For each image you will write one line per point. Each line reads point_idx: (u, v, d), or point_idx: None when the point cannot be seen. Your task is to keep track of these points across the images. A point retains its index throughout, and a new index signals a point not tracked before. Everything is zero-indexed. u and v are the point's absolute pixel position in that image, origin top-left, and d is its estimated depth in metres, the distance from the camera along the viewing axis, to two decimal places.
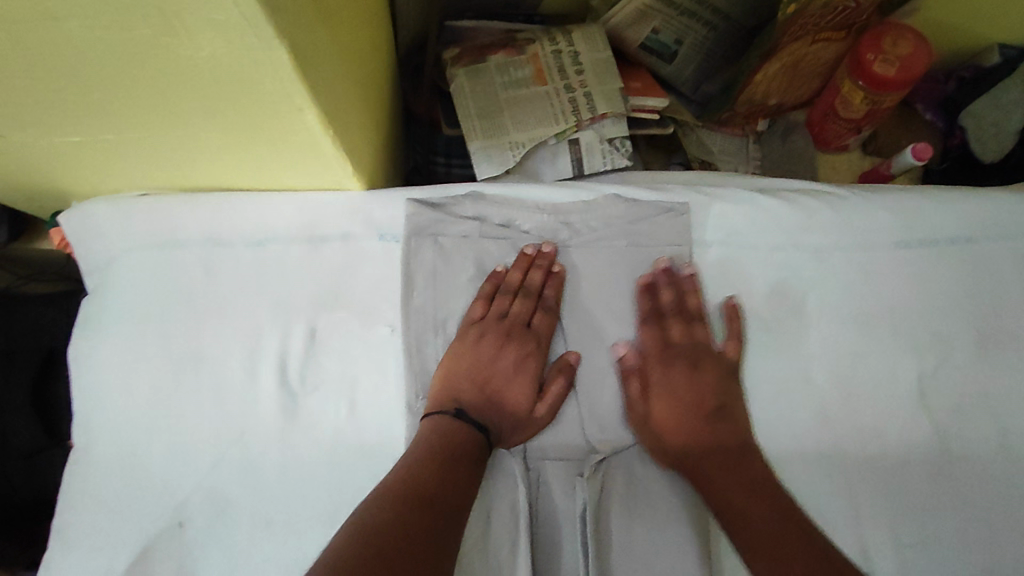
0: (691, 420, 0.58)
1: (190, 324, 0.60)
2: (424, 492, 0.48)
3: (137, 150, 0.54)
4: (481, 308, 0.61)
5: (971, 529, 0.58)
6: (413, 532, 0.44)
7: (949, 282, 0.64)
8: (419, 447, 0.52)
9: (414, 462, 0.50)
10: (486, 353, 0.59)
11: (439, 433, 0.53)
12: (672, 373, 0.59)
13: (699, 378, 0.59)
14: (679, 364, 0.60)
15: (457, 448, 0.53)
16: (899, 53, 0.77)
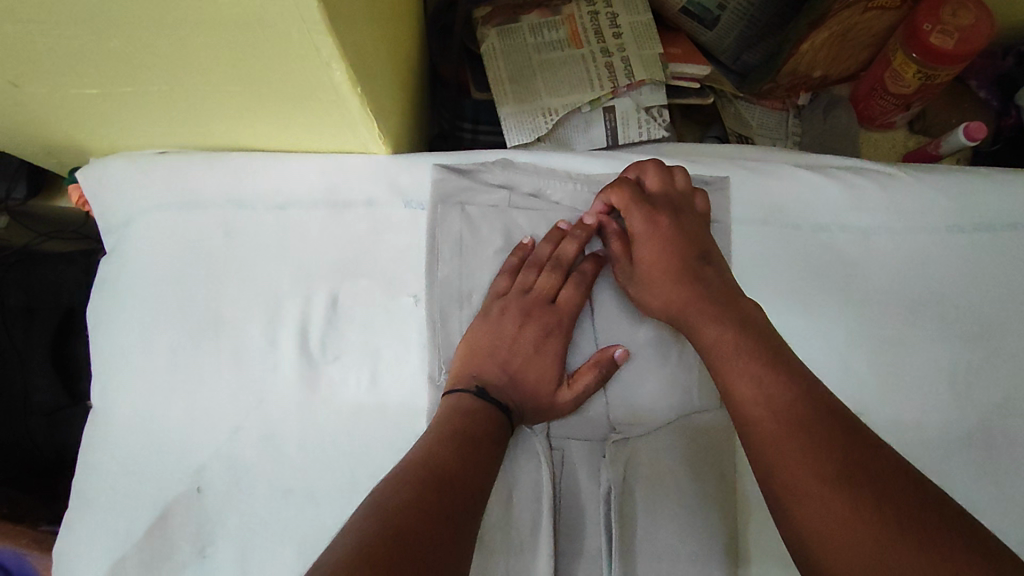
0: (672, 277, 0.54)
1: (209, 288, 0.58)
2: (447, 470, 0.46)
3: (158, 105, 0.52)
4: (505, 282, 0.58)
5: (1012, 529, 0.55)
6: (437, 511, 0.43)
7: (1004, 270, 0.60)
8: (441, 423, 0.51)
9: (436, 440, 0.49)
10: (507, 328, 0.57)
11: (463, 411, 0.52)
12: (658, 223, 0.57)
13: (679, 226, 0.57)
14: (661, 212, 0.57)
15: (479, 428, 0.51)
16: (958, 24, 0.73)
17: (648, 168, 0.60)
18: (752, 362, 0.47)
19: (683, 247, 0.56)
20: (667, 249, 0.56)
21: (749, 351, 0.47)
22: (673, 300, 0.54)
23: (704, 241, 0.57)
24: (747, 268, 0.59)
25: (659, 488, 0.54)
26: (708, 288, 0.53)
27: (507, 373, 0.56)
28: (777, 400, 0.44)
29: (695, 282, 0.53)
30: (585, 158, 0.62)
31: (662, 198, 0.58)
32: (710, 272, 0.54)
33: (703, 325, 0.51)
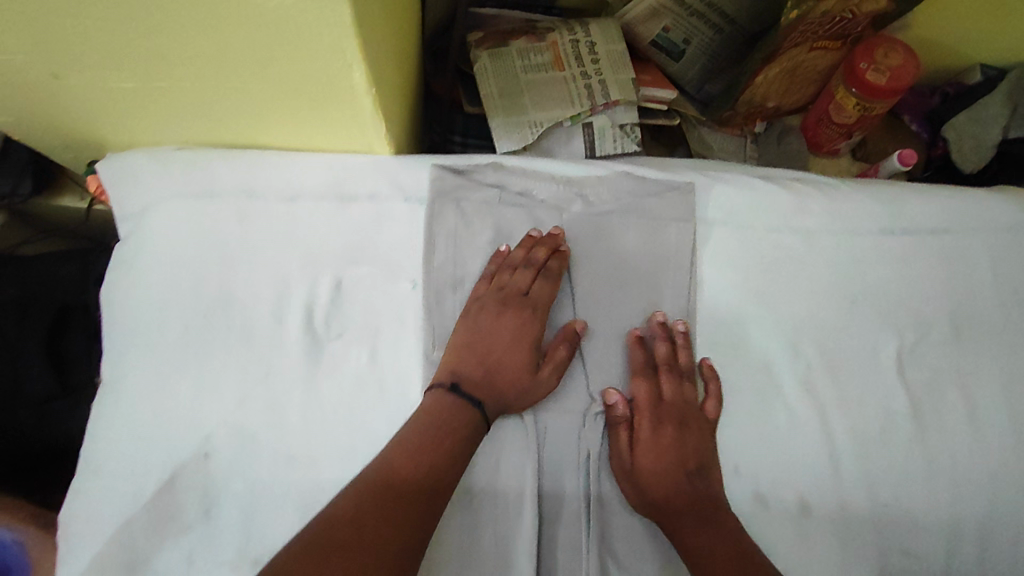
0: (666, 464, 0.59)
1: (221, 270, 0.63)
2: (408, 474, 0.52)
3: (186, 99, 0.58)
4: (484, 286, 0.64)
5: (931, 488, 0.65)
6: (398, 519, 0.49)
7: (931, 269, 0.69)
8: (410, 428, 0.55)
9: (394, 448, 0.54)
10: (488, 322, 0.62)
11: (434, 413, 0.56)
12: (658, 430, 0.61)
13: (681, 441, 0.61)
14: (665, 424, 0.61)
15: (458, 418, 0.56)
16: (889, 64, 0.84)
17: (657, 333, 0.64)
18: (716, 552, 0.55)
19: (681, 456, 0.60)
20: (661, 459, 0.59)
21: (712, 541, 0.55)
22: (655, 467, 0.59)
23: (703, 454, 0.60)
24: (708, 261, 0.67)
25: None
26: (698, 498, 0.58)
27: (484, 363, 0.61)
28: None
29: (682, 493, 0.58)
30: (567, 164, 0.69)
31: (671, 409, 0.62)
32: (690, 480, 0.59)
33: (683, 514, 0.57)
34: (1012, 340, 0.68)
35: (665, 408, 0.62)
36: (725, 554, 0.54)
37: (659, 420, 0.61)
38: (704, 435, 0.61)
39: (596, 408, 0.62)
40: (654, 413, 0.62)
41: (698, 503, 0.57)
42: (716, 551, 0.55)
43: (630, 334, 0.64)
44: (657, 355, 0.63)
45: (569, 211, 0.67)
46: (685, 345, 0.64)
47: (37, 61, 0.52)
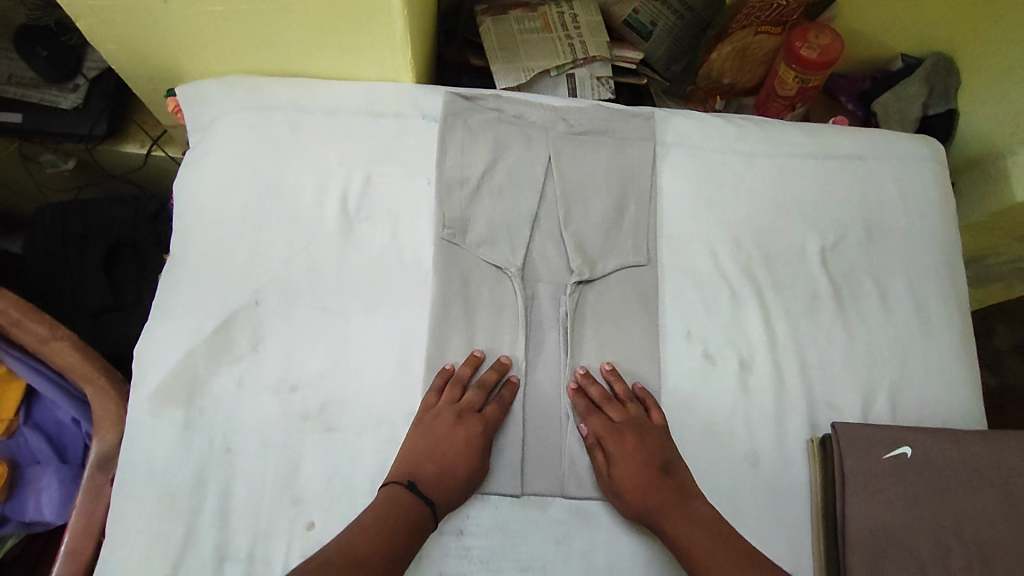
0: (639, 474, 0.67)
1: (275, 165, 0.78)
2: (427, 482, 0.65)
3: (259, 24, 0.74)
4: (446, 397, 0.69)
5: (850, 354, 0.78)
6: (416, 530, 0.62)
7: (848, 186, 0.85)
8: (359, 534, 0.60)
9: (357, 531, 0.60)
10: (441, 431, 0.67)
11: (377, 531, 0.60)
12: (621, 446, 0.69)
13: (645, 445, 0.68)
14: (626, 435, 0.69)
15: (444, 452, 0.66)
16: (820, 43, 1.02)
17: (585, 382, 0.72)
18: (704, 538, 0.63)
19: (647, 462, 0.68)
20: (636, 470, 0.67)
21: (697, 529, 0.64)
22: (631, 479, 0.67)
23: (667, 454, 0.69)
24: (668, 173, 0.83)
25: (605, 318, 0.76)
26: (668, 497, 0.66)
27: (465, 440, 0.67)
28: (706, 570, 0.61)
29: (658, 493, 0.66)
30: (554, 99, 0.86)
31: (626, 423, 0.70)
32: (658, 486, 0.66)
33: (669, 513, 0.65)
34: (916, 243, 0.84)
35: (620, 428, 0.69)
36: (712, 542, 0.63)
37: (619, 436, 0.69)
38: (661, 438, 0.69)
39: (574, 279, 0.76)
40: (613, 433, 0.69)
41: (671, 504, 0.65)
42: (702, 540, 0.63)
43: (568, 387, 0.73)
44: (593, 395, 0.72)
45: (555, 130, 0.83)
46: (616, 377, 0.73)
47: None
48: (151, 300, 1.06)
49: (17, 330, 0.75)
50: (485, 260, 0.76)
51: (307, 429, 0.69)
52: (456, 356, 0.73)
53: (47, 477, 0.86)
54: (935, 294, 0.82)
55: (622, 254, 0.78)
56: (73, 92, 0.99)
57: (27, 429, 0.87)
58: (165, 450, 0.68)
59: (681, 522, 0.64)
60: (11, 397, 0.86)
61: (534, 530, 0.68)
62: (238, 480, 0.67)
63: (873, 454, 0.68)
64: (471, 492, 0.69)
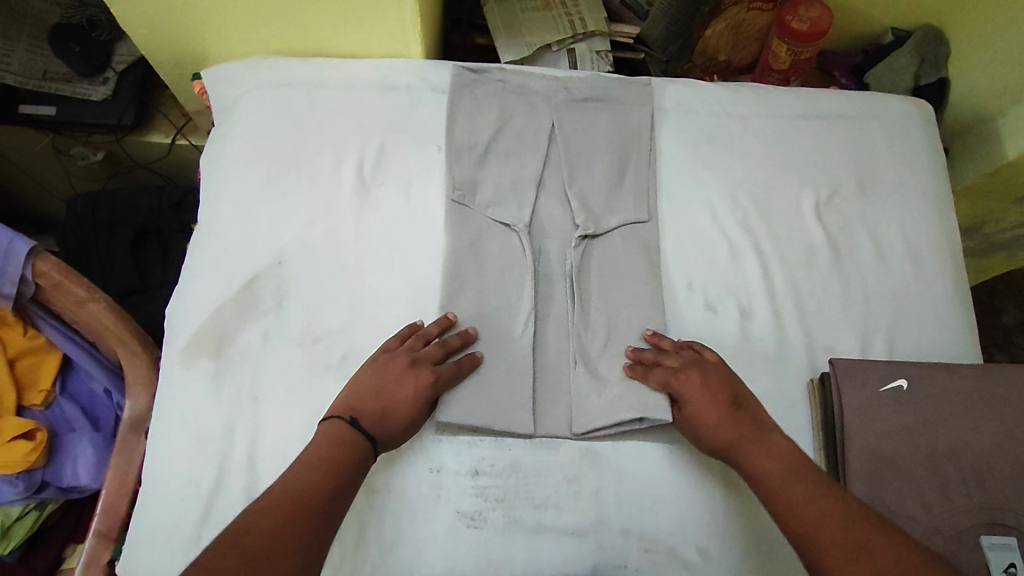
0: (710, 410, 0.66)
1: (295, 135, 0.83)
2: (368, 419, 0.64)
3: (278, 2, 0.80)
4: (395, 342, 0.70)
5: (847, 301, 0.81)
6: (337, 484, 0.58)
7: (840, 143, 0.89)
8: (305, 467, 0.59)
9: (302, 468, 0.58)
10: (394, 375, 0.67)
11: (320, 460, 0.59)
12: (687, 384, 0.68)
13: (709, 382, 0.68)
14: (688, 374, 0.69)
15: (392, 396, 0.66)
16: (809, 16, 1.06)
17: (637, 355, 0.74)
18: (787, 472, 0.60)
19: (713, 396, 0.67)
20: (706, 405, 0.67)
21: (777, 460, 0.62)
22: (709, 417, 0.66)
23: (740, 393, 0.68)
24: (664, 137, 0.87)
25: (610, 270, 0.79)
26: (739, 428, 0.65)
27: (414, 390, 0.66)
28: (776, 498, 0.59)
29: (733, 425, 0.65)
30: (556, 71, 0.91)
31: (683, 364, 0.70)
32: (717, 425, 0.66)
33: (752, 448, 0.63)
34: (909, 197, 0.87)
35: (682, 372, 0.69)
36: (802, 477, 0.59)
37: (682, 375, 0.69)
38: (727, 377, 0.69)
39: (579, 234, 0.80)
40: (677, 374, 0.69)
41: (738, 441, 0.64)
42: (788, 474, 0.60)
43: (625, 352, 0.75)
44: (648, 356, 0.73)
45: (558, 97, 0.87)
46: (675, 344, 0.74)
47: None
48: (174, 282, 1.10)
49: (57, 291, 0.80)
50: (494, 218, 0.80)
51: (329, 376, 0.73)
52: (467, 306, 0.76)
53: (82, 443, 0.89)
54: (928, 242, 0.85)
55: (624, 211, 0.82)
56: (103, 84, 1.06)
57: (64, 399, 0.91)
58: (196, 399, 0.71)
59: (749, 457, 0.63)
60: (46, 369, 0.90)
61: (546, 470, 0.70)
62: (265, 427, 0.70)
63: (870, 387, 0.71)
64: (486, 434, 0.71)
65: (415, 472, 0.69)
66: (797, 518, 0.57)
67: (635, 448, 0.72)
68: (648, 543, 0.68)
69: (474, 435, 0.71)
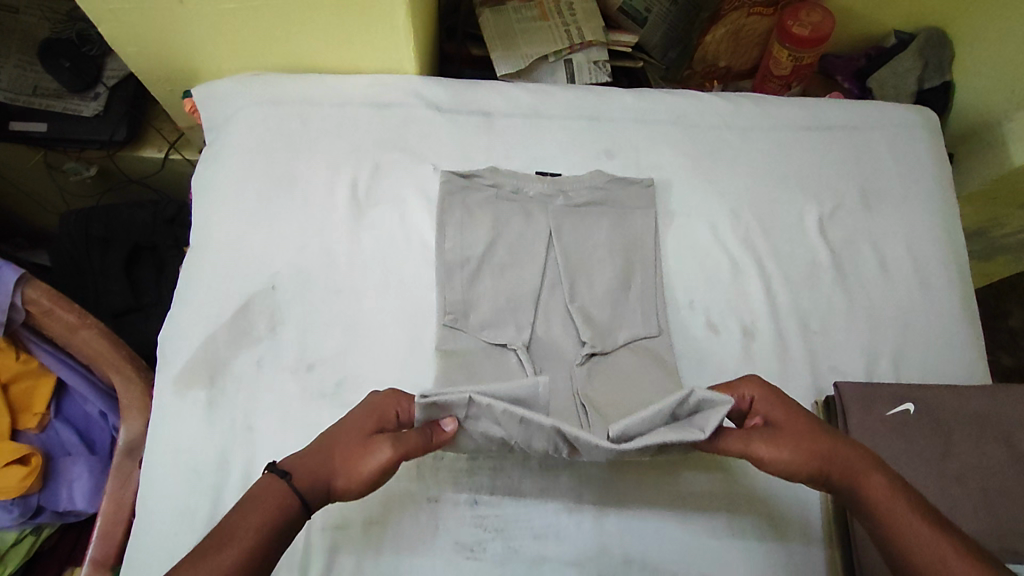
0: (810, 427, 0.60)
1: (287, 154, 0.81)
2: (306, 460, 0.58)
3: (268, 19, 0.78)
4: None
5: (852, 318, 0.80)
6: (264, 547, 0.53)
7: (843, 154, 0.87)
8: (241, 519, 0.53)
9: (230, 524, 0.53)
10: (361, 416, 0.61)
11: (248, 509, 0.54)
12: (778, 407, 0.62)
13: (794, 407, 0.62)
14: (775, 398, 0.63)
15: (343, 436, 0.59)
16: (811, 21, 1.04)
17: None
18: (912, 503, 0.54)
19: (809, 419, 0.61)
20: (804, 423, 0.60)
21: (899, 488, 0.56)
22: (810, 434, 0.59)
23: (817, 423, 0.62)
24: (663, 152, 0.86)
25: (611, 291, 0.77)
26: (850, 447, 0.59)
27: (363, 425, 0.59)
28: (919, 529, 0.52)
29: (840, 445, 0.58)
30: (552, 86, 0.89)
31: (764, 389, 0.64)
32: (830, 441, 0.58)
33: (867, 470, 0.57)
34: (914, 209, 0.85)
35: (769, 396, 0.63)
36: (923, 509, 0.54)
37: (770, 398, 0.63)
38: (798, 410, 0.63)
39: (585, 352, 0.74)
40: (766, 396, 0.63)
41: (858, 463, 0.57)
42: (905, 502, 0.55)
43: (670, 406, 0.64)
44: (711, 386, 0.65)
45: (554, 205, 0.81)
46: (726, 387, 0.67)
47: None
48: (169, 301, 1.09)
49: (47, 318, 0.79)
50: (488, 340, 0.74)
51: (324, 404, 0.71)
52: (465, 357, 0.72)
53: (78, 467, 0.88)
54: (933, 256, 0.84)
55: (623, 229, 0.80)
56: (94, 100, 1.04)
57: (59, 422, 0.90)
58: (189, 430, 0.70)
59: (874, 484, 0.56)
60: (39, 393, 0.89)
61: (545, 497, 0.69)
62: (260, 456, 0.69)
63: (876, 412, 0.69)
64: (485, 461, 0.70)
65: (412, 502, 0.68)
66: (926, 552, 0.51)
67: (636, 474, 0.70)
68: (650, 571, 0.67)
69: (473, 463, 0.70)
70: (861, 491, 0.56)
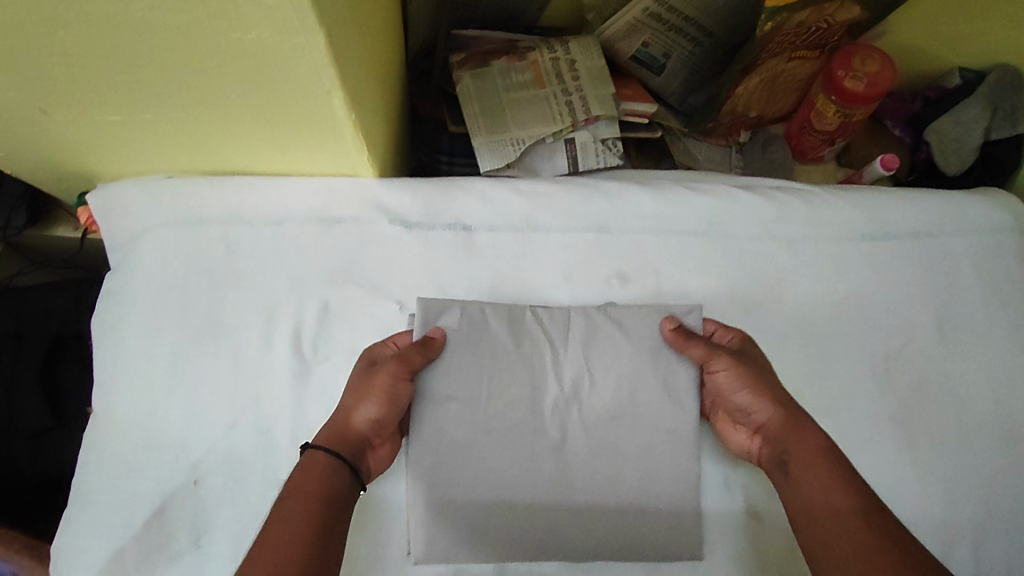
0: (761, 377, 0.59)
1: (211, 295, 0.64)
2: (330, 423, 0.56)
3: (170, 130, 0.59)
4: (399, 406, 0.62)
5: (931, 495, 0.63)
6: (332, 515, 0.50)
7: (912, 272, 0.70)
8: (303, 486, 0.51)
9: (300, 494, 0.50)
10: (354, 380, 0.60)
11: (307, 473, 0.52)
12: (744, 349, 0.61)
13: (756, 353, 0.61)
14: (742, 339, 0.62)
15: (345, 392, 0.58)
16: (866, 71, 0.85)
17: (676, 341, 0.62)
18: (817, 471, 0.53)
19: (762, 367, 0.60)
20: (760, 368, 0.60)
21: (814, 451, 0.54)
22: (758, 389, 0.58)
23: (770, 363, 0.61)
24: (690, 274, 0.68)
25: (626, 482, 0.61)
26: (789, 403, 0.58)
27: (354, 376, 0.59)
28: (812, 485, 0.52)
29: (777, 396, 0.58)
30: (548, 184, 0.70)
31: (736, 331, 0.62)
32: (777, 392, 0.58)
33: (798, 426, 0.56)
34: (998, 345, 0.69)
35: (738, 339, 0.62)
36: (825, 476, 0.52)
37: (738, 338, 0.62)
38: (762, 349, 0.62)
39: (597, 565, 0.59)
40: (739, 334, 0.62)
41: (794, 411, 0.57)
42: (809, 468, 0.53)
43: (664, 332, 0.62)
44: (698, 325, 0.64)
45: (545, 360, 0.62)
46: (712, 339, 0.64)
47: (27, 99, 0.53)
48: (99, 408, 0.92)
49: None
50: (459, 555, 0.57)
51: None
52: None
53: None
54: (1022, 408, 0.67)
55: None
56: None
57: None
58: None
59: (796, 435, 0.56)
60: None
61: None
62: None
63: None
64: None
65: None
66: (807, 514, 0.52)
67: None
68: None
69: None
70: (786, 444, 0.56)
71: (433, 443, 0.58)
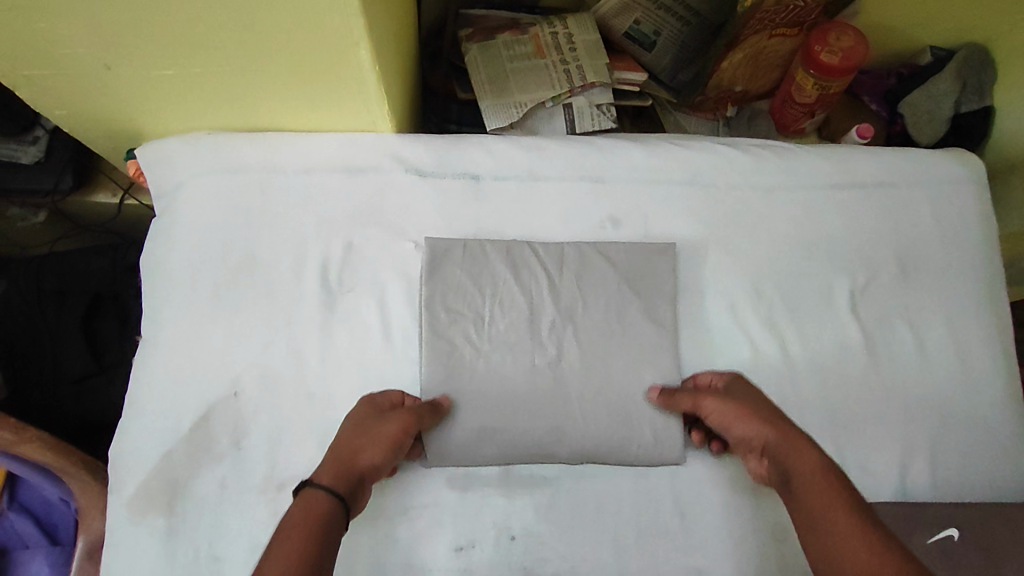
0: (762, 412, 0.63)
1: (247, 233, 0.71)
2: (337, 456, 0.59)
3: (214, 85, 0.67)
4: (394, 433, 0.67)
5: (889, 412, 0.71)
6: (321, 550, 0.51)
7: (878, 217, 0.77)
8: (299, 520, 0.52)
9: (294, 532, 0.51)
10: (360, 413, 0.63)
11: (307, 509, 0.53)
12: (738, 388, 0.66)
13: (752, 393, 0.65)
14: (738, 385, 0.67)
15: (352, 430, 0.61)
16: (841, 46, 0.92)
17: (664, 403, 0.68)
18: (829, 494, 0.55)
19: (762, 404, 0.64)
20: (760, 402, 0.64)
21: (817, 471, 0.57)
22: (755, 424, 0.62)
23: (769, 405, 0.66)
24: (676, 218, 0.76)
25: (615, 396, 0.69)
26: (789, 428, 0.61)
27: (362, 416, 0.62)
28: (823, 508, 0.54)
29: (777, 424, 0.62)
30: (548, 140, 0.78)
31: (734, 381, 0.67)
32: (779, 422, 0.62)
33: (799, 449, 0.59)
34: (955, 282, 0.76)
35: (734, 388, 0.66)
36: (830, 499, 0.54)
37: (735, 383, 0.67)
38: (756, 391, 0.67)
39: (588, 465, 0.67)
40: (733, 378, 0.68)
41: (788, 431, 0.61)
42: (817, 494, 0.55)
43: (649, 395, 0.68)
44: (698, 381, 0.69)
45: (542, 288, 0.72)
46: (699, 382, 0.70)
47: (93, 53, 0.61)
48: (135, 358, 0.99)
49: None
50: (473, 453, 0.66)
51: None
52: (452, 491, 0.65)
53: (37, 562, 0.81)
54: (977, 337, 0.75)
55: (635, 317, 0.72)
56: (33, 144, 0.92)
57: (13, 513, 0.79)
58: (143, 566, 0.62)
59: (799, 455, 0.59)
60: None
61: None
62: None
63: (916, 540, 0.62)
64: None
65: None
66: (820, 538, 0.53)
67: None
68: None
69: None
70: (789, 470, 0.58)
71: (444, 350, 0.68)
